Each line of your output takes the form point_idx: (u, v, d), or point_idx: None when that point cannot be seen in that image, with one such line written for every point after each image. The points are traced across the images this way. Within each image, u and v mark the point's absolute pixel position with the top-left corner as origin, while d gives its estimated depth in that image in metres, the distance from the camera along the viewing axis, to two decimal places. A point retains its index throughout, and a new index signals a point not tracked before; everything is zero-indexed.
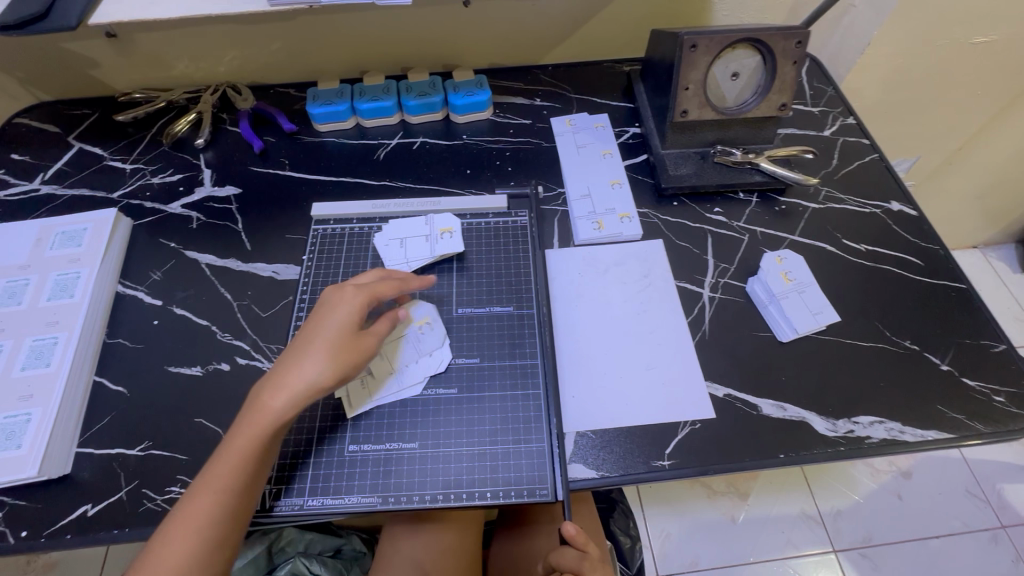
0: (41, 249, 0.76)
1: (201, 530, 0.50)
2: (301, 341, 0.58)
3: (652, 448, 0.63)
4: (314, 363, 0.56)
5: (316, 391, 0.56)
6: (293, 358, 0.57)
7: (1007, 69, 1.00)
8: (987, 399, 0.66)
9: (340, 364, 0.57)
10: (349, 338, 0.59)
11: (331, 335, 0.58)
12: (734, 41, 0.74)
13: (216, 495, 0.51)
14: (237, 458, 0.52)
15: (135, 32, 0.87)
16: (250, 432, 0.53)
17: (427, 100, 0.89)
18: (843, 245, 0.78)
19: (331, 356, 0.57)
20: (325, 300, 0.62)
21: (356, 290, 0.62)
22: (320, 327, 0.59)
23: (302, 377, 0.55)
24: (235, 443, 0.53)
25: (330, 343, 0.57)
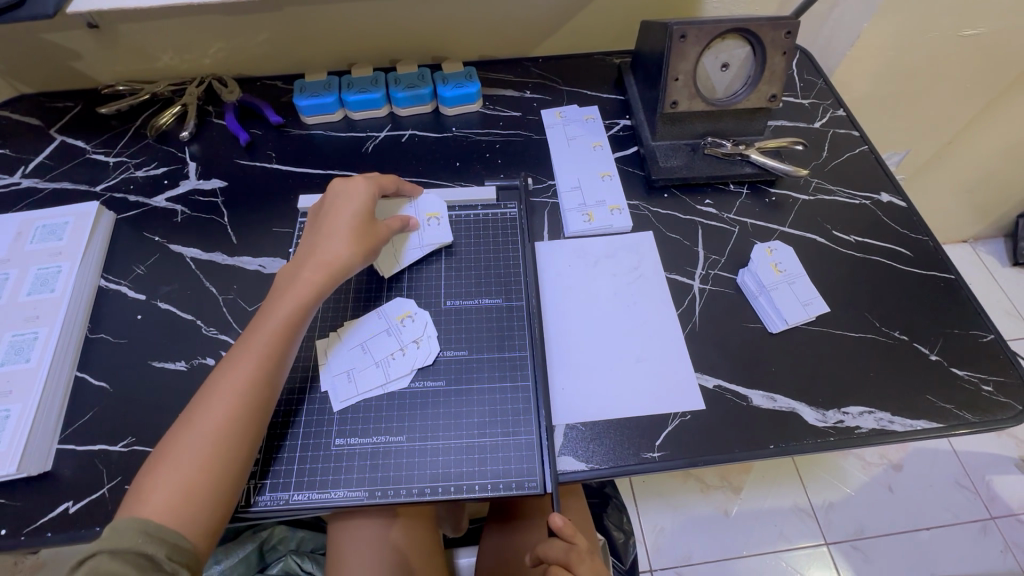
0: (21, 243, 0.74)
1: (220, 430, 0.53)
2: (319, 232, 0.67)
3: (641, 440, 0.62)
4: (338, 245, 0.65)
5: (344, 269, 0.65)
6: (317, 247, 0.65)
7: (995, 62, 1.00)
8: (976, 388, 0.66)
9: (360, 246, 0.66)
10: (366, 224, 0.68)
11: (352, 220, 0.67)
12: (724, 31, 0.73)
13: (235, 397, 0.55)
14: (254, 361, 0.57)
15: (117, 23, 0.86)
16: (269, 330, 0.59)
17: (415, 92, 0.88)
18: (833, 236, 0.78)
19: (352, 242, 0.66)
20: (336, 192, 0.69)
21: (365, 183, 0.70)
22: (338, 214, 0.67)
23: (330, 261, 0.64)
24: (253, 344, 0.58)
25: (351, 225, 0.66)
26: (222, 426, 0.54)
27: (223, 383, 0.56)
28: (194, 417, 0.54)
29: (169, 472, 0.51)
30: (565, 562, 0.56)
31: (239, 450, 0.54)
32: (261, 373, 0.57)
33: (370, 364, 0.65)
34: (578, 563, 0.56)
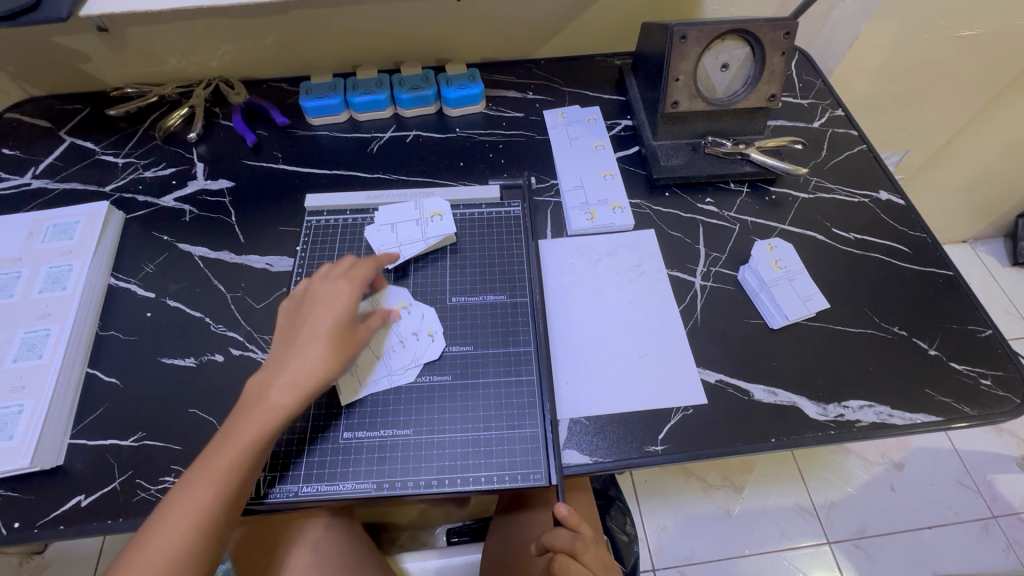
0: (32, 242, 0.75)
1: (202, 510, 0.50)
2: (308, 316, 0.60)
3: (644, 434, 0.63)
4: (314, 358, 0.57)
5: (321, 381, 0.57)
6: (295, 346, 0.58)
7: (993, 62, 1.01)
8: (974, 382, 0.67)
9: (338, 362, 0.58)
10: (345, 331, 0.60)
11: (329, 330, 0.59)
12: (724, 32, 0.75)
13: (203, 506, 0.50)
14: (229, 464, 0.52)
15: (127, 26, 0.87)
16: (245, 433, 0.54)
17: (420, 93, 0.89)
18: (833, 234, 0.79)
19: (331, 353, 0.58)
20: (317, 294, 0.62)
21: (345, 286, 0.63)
22: (316, 319, 0.60)
23: (308, 365, 0.57)
24: (227, 447, 0.53)
25: (329, 338, 0.58)
26: (183, 540, 0.49)
27: (190, 489, 0.51)
28: (157, 525, 0.49)
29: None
30: (571, 550, 0.56)
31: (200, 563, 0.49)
32: (232, 482, 0.52)
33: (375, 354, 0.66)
34: (583, 551, 0.56)
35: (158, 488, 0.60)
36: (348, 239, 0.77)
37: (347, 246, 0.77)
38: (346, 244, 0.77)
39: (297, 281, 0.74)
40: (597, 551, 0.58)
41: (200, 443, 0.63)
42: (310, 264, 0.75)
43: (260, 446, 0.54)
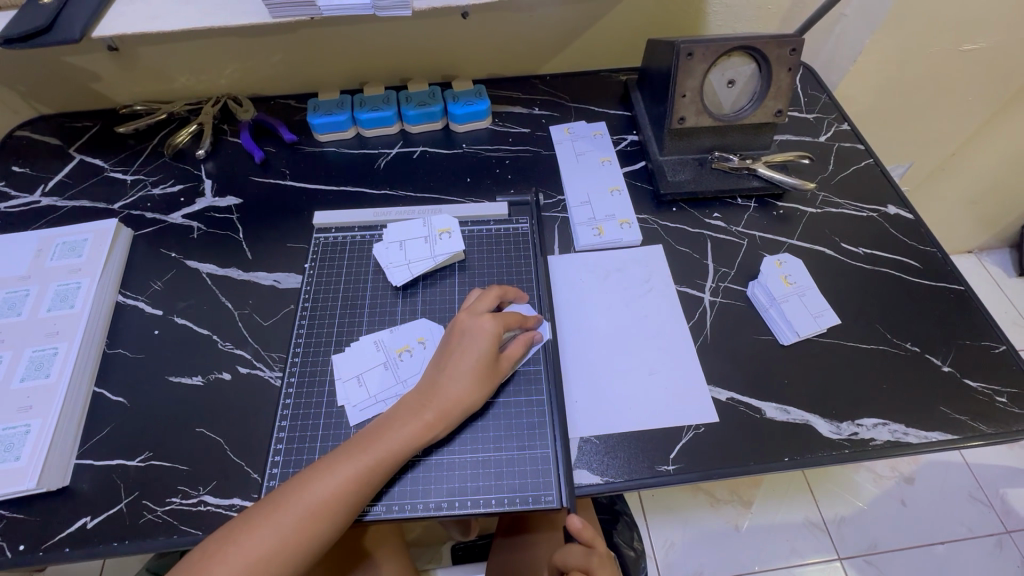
0: (41, 260, 0.76)
1: (324, 505, 0.52)
2: (450, 352, 0.62)
3: (656, 453, 0.62)
4: (462, 385, 0.60)
5: (464, 412, 0.60)
6: (449, 374, 0.60)
7: (998, 76, 1.01)
8: (989, 399, 0.66)
9: (483, 392, 0.61)
10: (491, 364, 0.62)
11: (478, 362, 0.61)
12: (730, 48, 0.75)
13: (319, 511, 0.52)
14: (354, 478, 0.54)
15: (137, 46, 0.88)
16: (382, 452, 0.56)
17: (426, 109, 0.90)
18: (842, 249, 0.79)
19: (476, 383, 0.61)
20: (467, 326, 0.63)
21: (494, 318, 0.64)
22: (465, 349, 0.62)
23: (454, 395, 0.60)
24: (358, 459, 0.55)
25: (480, 369, 0.61)
26: (298, 536, 0.51)
27: (323, 480, 0.53)
28: (268, 518, 0.51)
29: (229, 561, 0.49)
30: (586, 568, 0.58)
31: (302, 561, 0.52)
32: (354, 497, 0.54)
33: (380, 366, 0.67)
34: (597, 566, 0.58)
35: (164, 510, 0.59)
36: (356, 255, 0.77)
37: (356, 263, 0.77)
38: (355, 261, 0.77)
39: (306, 298, 0.74)
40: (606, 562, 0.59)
41: (208, 463, 0.62)
42: (319, 281, 0.75)
43: (385, 468, 0.56)
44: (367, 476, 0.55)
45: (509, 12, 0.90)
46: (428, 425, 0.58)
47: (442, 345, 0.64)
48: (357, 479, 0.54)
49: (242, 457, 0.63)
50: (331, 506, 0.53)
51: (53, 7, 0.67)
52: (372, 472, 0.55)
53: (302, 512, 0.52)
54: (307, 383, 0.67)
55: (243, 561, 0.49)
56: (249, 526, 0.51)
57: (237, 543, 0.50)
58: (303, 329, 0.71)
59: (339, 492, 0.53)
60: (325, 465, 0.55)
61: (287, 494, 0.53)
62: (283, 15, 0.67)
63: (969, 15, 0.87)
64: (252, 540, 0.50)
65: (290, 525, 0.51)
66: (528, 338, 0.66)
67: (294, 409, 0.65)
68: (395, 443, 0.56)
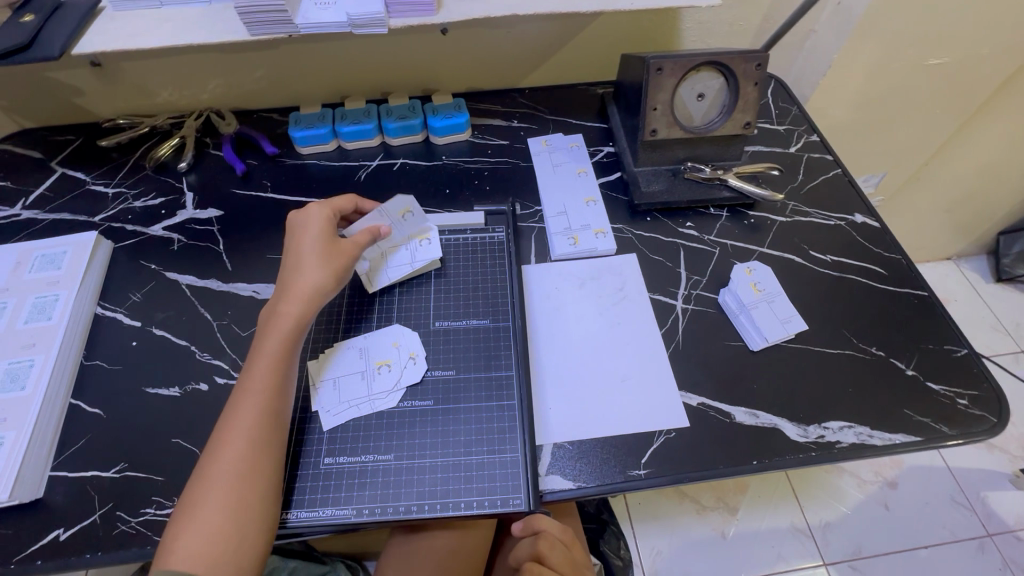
0: (20, 273, 0.76)
1: (237, 468, 0.54)
2: (284, 271, 0.67)
3: (628, 458, 0.64)
4: (309, 275, 0.65)
5: (319, 296, 0.65)
6: (287, 275, 0.66)
7: (966, 89, 1.04)
8: (951, 402, 0.68)
9: (325, 278, 0.66)
10: (334, 248, 0.68)
11: (315, 248, 0.67)
12: (697, 63, 0.78)
13: (241, 459, 0.54)
14: (253, 413, 0.57)
15: (119, 61, 0.89)
16: (261, 379, 0.59)
17: (406, 122, 0.91)
18: (811, 256, 0.81)
19: (325, 266, 0.66)
20: (295, 225, 0.71)
21: (336, 213, 0.72)
22: (303, 243, 0.68)
23: (303, 284, 0.65)
24: (246, 399, 0.58)
25: (311, 257, 0.67)
26: (235, 501, 0.52)
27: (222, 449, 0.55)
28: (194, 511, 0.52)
29: (185, 555, 0.50)
30: (536, 554, 0.58)
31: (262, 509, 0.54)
32: (256, 447, 0.55)
33: (357, 374, 0.67)
34: (546, 549, 0.58)
35: (138, 521, 0.60)
36: None
37: None
38: None
39: None
40: (567, 548, 0.60)
41: (182, 473, 0.63)
42: None
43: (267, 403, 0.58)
44: (260, 405, 0.57)
45: (488, 29, 0.92)
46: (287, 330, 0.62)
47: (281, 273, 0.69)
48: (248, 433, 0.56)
49: None
50: (252, 444, 0.55)
51: (35, 23, 0.68)
52: (259, 421, 0.57)
53: (228, 472, 0.54)
54: None
55: (208, 545, 0.50)
56: (194, 515, 0.52)
57: (187, 534, 0.51)
58: None
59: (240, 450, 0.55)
60: (223, 428, 0.57)
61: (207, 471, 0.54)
62: (262, 33, 0.69)
63: (932, 30, 0.90)
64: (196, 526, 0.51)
65: (228, 488, 0.53)
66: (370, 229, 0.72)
67: None
68: (263, 363, 0.60)
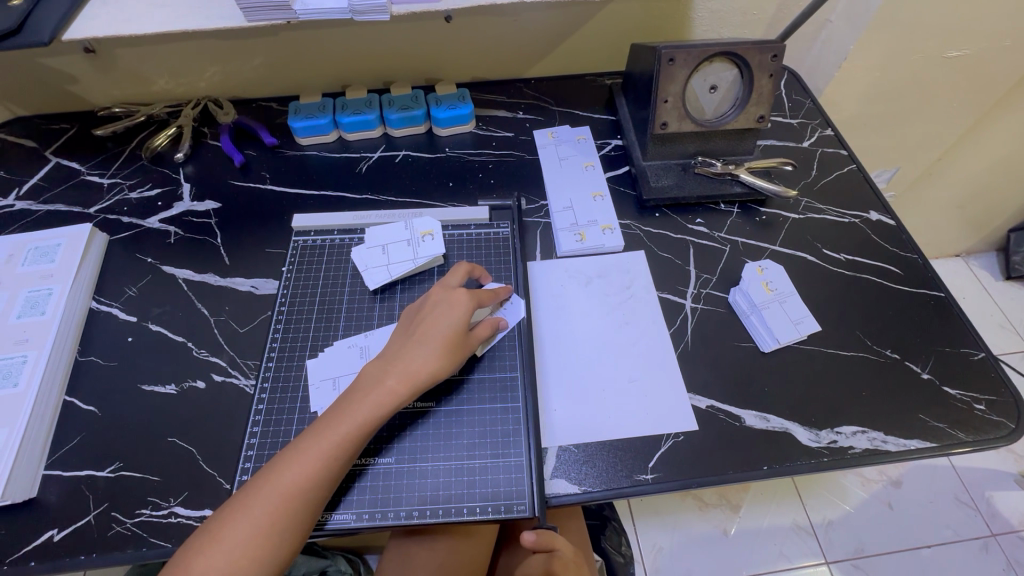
0: (12, 266, 0.74)
1: (270, 521, 0.51)
2: (412, 336, 0.61)
3: (634, 462, 0.62)
4: (428, 360, 0.59)
5: (424, 385, 0.59)
6: (405, 349, 0.60)
7: (986, 83, 1.01)
8: (968, 407, 0.66)
9: (447, 365, 0.60)
10: (461, 338, 0.61)
11: (446, 334, 0.60)
12: (711, 54, 0.75)
13: (281, 504, 0.51)
14: (314, 465, 0.53)
15: (114, 48, 0.86)
16: (337, 436, 0.54)
17: (409, 113, 0.89)
18: (824, 255, 0.79)
19: (445, 356, 0.60)
20: (439, 299, 0.63)
21: (472, 294, 0.64)
22: (433, 321, 0.61)
23: (415, 368, 0.58)
24: (316, 447, 0.54)
25: (448, 340, 0.60)
26: (257, 551, 0.50)
27: (265, 493, 0.51)
28: (214, 539, 0.50)
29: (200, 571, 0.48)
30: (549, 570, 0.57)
31: (283, 556, 0.51)
32: (300, 506, 0.52)
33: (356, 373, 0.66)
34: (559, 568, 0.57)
35: (133, 522, 0.58)
36: (334, 260, 0.76)
37: (334, 268, 0.76)
38: (333, 266, 0.76)
39: (282, 303, 0.72)
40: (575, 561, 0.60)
41: (178, 474, 0.61)
42: (296, 285, 0.74)
43: (333, 466, 0.54)
44: (326, 462, 0.54)
45: (494, 17, 0.89)
46: (376, 405, 0.56)
47: (397, 335, 0.62)
48: (298, 489, 0.52)
49: (214, 466, 0.62)
50: (296, 501, 0.52)
51: (24, 7, 0.65)
52: (315, 479, 0.53)
53: (266, 511, 0.51)
54: (280, 389, 0.66)
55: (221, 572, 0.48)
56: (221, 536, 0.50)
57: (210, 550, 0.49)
58: (277, 335, 0.70)
59: (283, 503, 0.51)
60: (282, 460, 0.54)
61: (249, 496, 0.52)
62: (259, 20, 0.66)
63: (953, 20, 0.87)
64: (209, 558, 0.49)
65: (261, 527, 0.50)
66: (494, 321, 0.65)
67: (266, 415, 0.64)
68: (347, 426, 0.55)
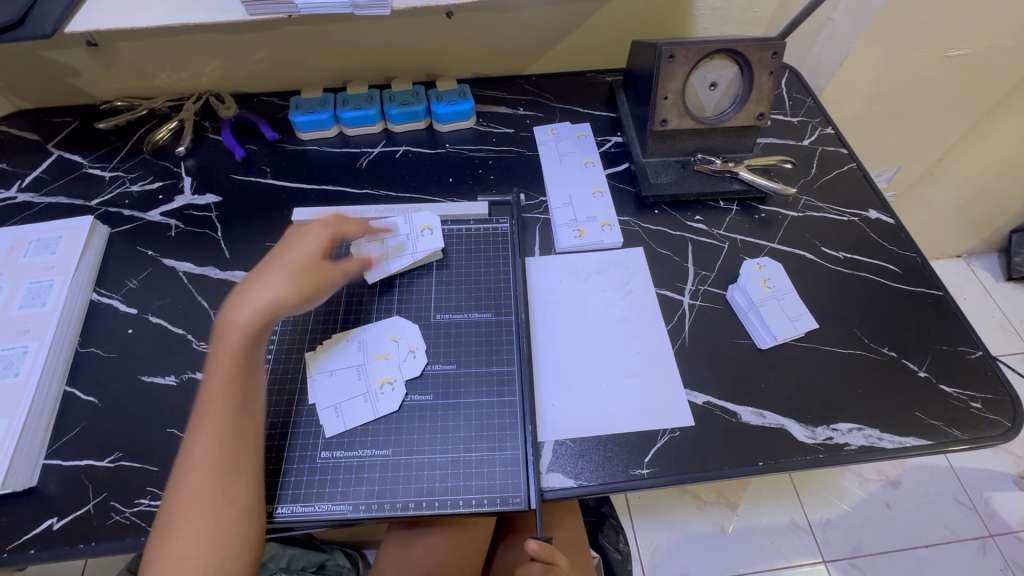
0: (14, 257, 0.75)
1: (209, 482, 0.51)
2: (257, 271, 0.62)
3: (630, 457, 0.62)
4: (274, 286, 0.60)
5: (277, 309, 0.59)
6: (249, 281, 0.60)
7: (988, 82, 1.00)
8: (964, 405, 0.66)
9: (293, 289, 0.60)
10: (314, 263, 0.63)
11: (295, 260, 0.62)
12: (712, 51, 0.75)
13: (214, 462, 0.52)
14: (217, 417, 0.54)
15: (116, 41, 0.87)
16: (224, 381, 0.55)
17: (409, 108, 0.89)
18: (822, 253, 0.79)
19: (291, 279, 0.61)
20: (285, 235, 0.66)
21: (324, 224, 0.67)
22: (285, 252, 0.63)
23: (267, 295, 0.59)
24: (210, 414, 0.54)
25: (298, 264, 0.62)
26: (211, 515, 0.50)
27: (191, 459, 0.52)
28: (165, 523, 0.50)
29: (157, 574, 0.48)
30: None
31: (243, 512, 0.52)
32: (231, 457, 0.53)
33: (354, 368, 0.66)
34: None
35: (132, 511, 0.59)
36: None
37: None
38: None
39: None
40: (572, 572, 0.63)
41: None
42: None
43: (234, 410, 0.55)
44: (225, 410, 0.54)
45: (495, 12, 0.89)
46: (246, 338, 0.57)
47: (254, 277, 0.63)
48: (216, 444, 0.53)
49: None
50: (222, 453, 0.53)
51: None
52: (225, 429, 0.54)
53: (197, 490, 0.51)
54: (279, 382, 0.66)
55: (185, 566, 0.49)
56: (172, 520, 0.50)
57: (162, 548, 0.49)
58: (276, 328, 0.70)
59: (214, 461, 0.52)
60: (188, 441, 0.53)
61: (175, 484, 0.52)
62: (260, 13, 0.66)
63: (955, 19, 0.86)
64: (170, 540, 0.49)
65: (200, 505, 0.50)
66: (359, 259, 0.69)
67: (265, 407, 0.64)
68: (230, 371, 0.56)
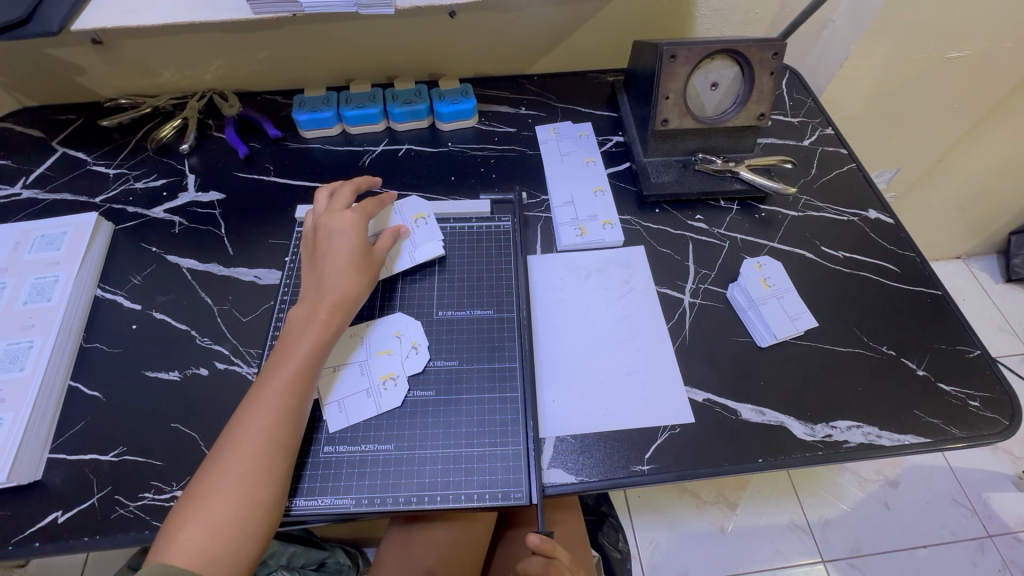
0: (19, 253, 0.75)
1: (255, 464, 0.53)
2: (318, 266, 0.66)
3: (631, 453, 0.63)
4: (343, 281, 0.64)
5: (350, 304, 0.64)
6: (316, 277, 0.65)
7: (988, 83, 1.01)
8: (962, 403, 0.67)
9: (362, 281, 0.66)
10: (366, 254, 0.67)
11: (351, 255, 0.66)
12: (713, 51, 0.75)
13: (262, 445, 0.54)
14: (276, 402, 0.56)
15: (121, 40, 0.87)
16: (288, 369, 0.58)
17: (412, 107, 0.89)
18: (822, 252, 0.79)
19: (356, 273, 0.65)
20: (330, 223, 0.69)
21: (355, 211, 0.70)
22: (335, 246, 0.67)
23: (336, 289, 0.64)
24: (267, 398, 0.56)
25: (355, 258, 0.66)
26: (248, 496, 0.52)
27: (242, 439, 0.54)
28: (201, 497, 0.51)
29: (186, 554, 0.48)
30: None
31: (276, 498, 0.54)
32: (282, 442, 0.55)
33: (357, 364, 0.66)
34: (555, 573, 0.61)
35: (136, 505, 0.59)
36: None
37: None
38: None
39: (283, 293, 0.73)
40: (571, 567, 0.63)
41: (181, 458, 0.62)
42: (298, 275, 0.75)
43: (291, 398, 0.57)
44: (283, 397, 0.57)
45: (498, 13, 0.90)
46: (320, 326, 0.61)
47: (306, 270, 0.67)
48: (270, 428, 0.55)
49: None
50: (271, 437, 0.55)
51: None
52: (283, 414, 0.56)
53: (242, 470, 0.53)
54: None
55: (219, 543, 0.50)
56: (211, 496, 0.51)
57: (193, 526, 0.50)
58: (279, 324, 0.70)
59: (263, 444, 0.54)
60: (239, 422, 0.55)
61: (222, 464, 0.53)
62: (265, 12, 0.67)
63: (954, 21, 0.87)
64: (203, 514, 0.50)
65: (242, 487, 0.52)
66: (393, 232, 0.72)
67: None
68: (295, 358, 0.59)
